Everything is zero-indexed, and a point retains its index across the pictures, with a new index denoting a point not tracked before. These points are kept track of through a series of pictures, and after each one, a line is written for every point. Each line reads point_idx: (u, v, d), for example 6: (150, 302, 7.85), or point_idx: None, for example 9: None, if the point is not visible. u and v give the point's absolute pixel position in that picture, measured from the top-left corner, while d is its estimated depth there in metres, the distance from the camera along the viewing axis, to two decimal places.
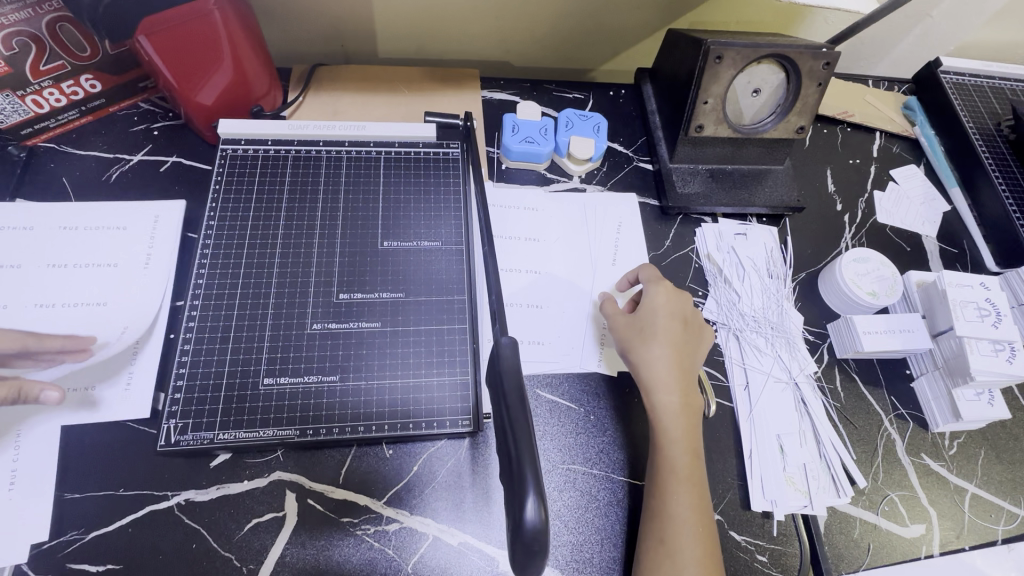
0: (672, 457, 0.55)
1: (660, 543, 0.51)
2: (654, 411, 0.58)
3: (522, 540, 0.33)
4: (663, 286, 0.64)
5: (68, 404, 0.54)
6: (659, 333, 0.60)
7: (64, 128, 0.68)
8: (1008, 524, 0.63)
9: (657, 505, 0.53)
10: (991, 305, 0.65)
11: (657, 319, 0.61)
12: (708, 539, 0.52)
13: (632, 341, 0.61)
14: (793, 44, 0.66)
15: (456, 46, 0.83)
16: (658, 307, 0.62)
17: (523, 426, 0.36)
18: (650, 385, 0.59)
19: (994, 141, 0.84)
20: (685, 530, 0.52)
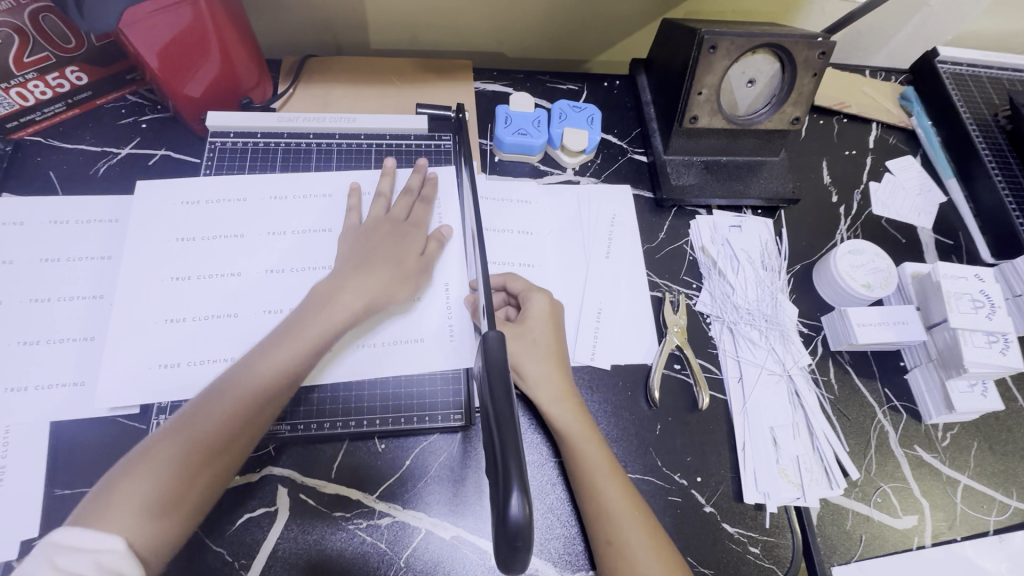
0: (581, 457, 0.54)
1: (608, 545, 0.51)
2: (552, 420, 0.56)
3: (506, 539, 0.30)
4: (533, 291, 0.61)
5: (58, 400, 0.53)
6: (540, 344, 0.59)
7: (52, 121, 0.67)
8: (999, 514, 0.63)
9: (592, 507, 0.53)
10: (986, 297, 0.65)
11: (532, 327, 0.59)
12: (649, 525, 0.52)
13: (517, 358, 0.58)
14: (788, 33, 0.65)
15: (449, 36, 0.81)
16: (535, 315, 0.60)
17: (508, 420, 0.33)
18: (542, 395, 0.57)
19: (991, 131, 0.83)
20: (623, 523, 0.51)
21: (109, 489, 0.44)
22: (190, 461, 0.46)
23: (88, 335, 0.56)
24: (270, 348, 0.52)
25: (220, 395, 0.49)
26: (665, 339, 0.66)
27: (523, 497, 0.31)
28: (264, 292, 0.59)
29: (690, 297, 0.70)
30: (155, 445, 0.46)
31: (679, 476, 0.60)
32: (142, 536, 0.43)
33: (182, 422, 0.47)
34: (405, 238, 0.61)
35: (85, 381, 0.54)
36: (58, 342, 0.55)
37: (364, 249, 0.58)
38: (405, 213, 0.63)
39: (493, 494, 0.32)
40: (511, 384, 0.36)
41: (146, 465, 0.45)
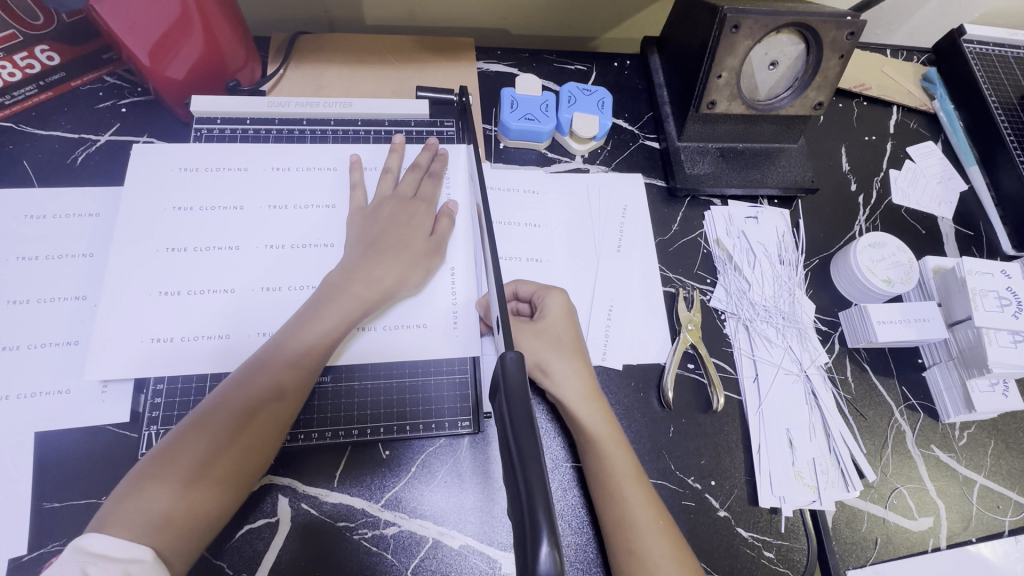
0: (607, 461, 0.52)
1: (629, 555, 0.48)
2: (581, 422, 0.54)
3: None
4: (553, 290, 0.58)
5: (42, 410, 0.50)
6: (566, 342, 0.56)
7: (23, 106, 0.62)
8: (1015, 515, 0.62)
9: (614, 514, 0.50)
10: (1012, 294, 0.63)
11: (552, 327, 0.57)
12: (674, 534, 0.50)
13: (541, 358, 0.55)
14: (816, 12, 0.61)
15: (450, 13, 0.76)
16: (553, 315, 0.57)
17: (534, 454, 0.32)
18: (569, 397, 0.54)
19: (1017, 116, 0.80)
20: (649, 532, 0.49)
21: (127, 497, 0.42)
22: (213, 460, 0.44)
23: (72, 339, 0.53)
24: (284, 341, 0.50)
25: (237, 391, 0.47)
26: (679, 338, 0.63)
27: (553, 543, 0.28)
28: (257, 294, 0.56)
29: (704, 293, 0.67)
30: (174, 448, 0.44)
31: (692, 480, 0.58)
32: (170, 542, 0.41)
33: (199, 422, 0.45)
34: (412, 218, 0.59)
35: (69, 390, 0.51)
36: (40, 347, 0.52)
37: (372, 235, 0.57)
38: (412, 189, 0.61)
39: (517, 545, 0.29)
40: (531, 405, 0.34)
41: (166, 469, 0.43)
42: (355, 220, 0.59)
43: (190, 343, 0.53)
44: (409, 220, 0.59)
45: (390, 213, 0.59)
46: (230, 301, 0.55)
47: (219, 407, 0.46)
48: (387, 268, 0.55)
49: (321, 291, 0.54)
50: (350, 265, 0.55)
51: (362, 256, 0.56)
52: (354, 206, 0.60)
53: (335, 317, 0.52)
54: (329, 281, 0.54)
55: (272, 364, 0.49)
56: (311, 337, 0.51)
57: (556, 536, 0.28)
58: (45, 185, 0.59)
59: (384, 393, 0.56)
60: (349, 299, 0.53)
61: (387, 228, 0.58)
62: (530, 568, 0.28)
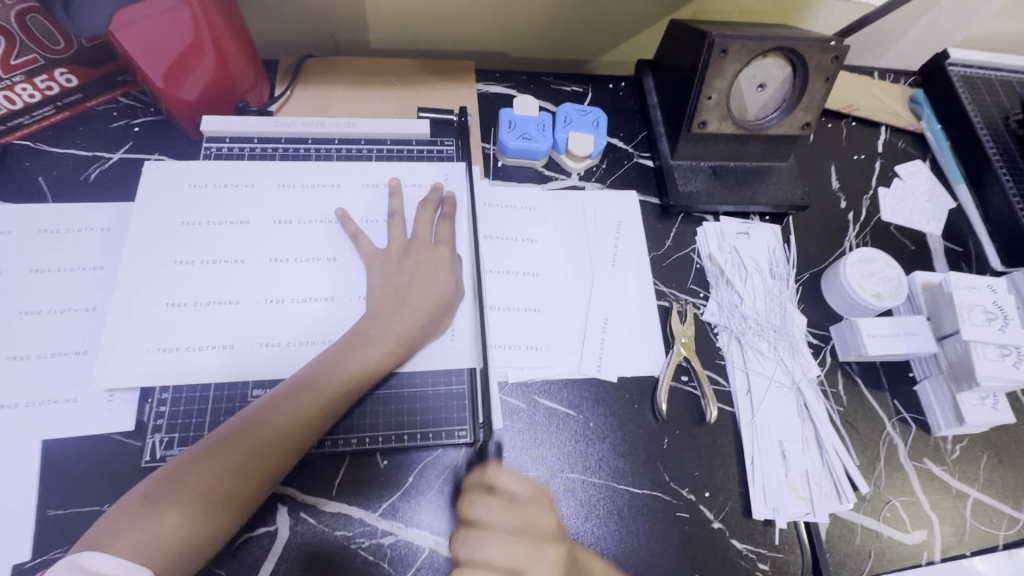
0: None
1: None
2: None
3: None
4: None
5: (50, 419, 0.51)
6: None
7: (41, 125, 0.65)
8: (1008, 528, 0.62)
9: None
10: (999, 309, 0.64)
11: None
12: None
13: None
14: (801, 37, 0.63)
15: (451, 37, 0.79)
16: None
17: None
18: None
19: (1002, 136, 0.82)
20: None
21: (143, 512, 0.44)
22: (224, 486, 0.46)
23: (81, 349, 0.54)
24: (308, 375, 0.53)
25: (259, 421, 0.49)
26: (673, 351, 0.64)
27: None
28: (261, 306, 0.57)
29: (697, 306, 0.68)
30: (190, 469, 0.47)
31: (687, 491, 0.59)
32: (168, 563, 0.43)
33: (217, 446, 0.48)
34: (432, 261, 0.60)
35: (77, 398, 0.53)
36: (51, 357, 0.53)
37: (395, 278, 0.59)
38: (429, 234, 0.62)
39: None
40: None
41: (182, 490, 0.46)
42: (371, 263, 0.60)
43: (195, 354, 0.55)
44: (431, 272, 0.59)
45: (407, 257, 0.60)
46: (234, 314, 0.57)
47: (237, 435, 0.49)
48: (415, 318, 0.57)
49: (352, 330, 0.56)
50: (377, 310, 0.56)
51: (388, 303, 0.57)
52: (365, 252, 0.61)
53: (361, 361, 0.54)
54: (361, 326, 0.56)
55: (295, 401, 0.51)
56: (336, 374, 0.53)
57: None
58: (59, 200, 0.62)
59: (385, 401, 0.57)
60: (374, 341, 0.55)
61: (411, 275, 0.59)
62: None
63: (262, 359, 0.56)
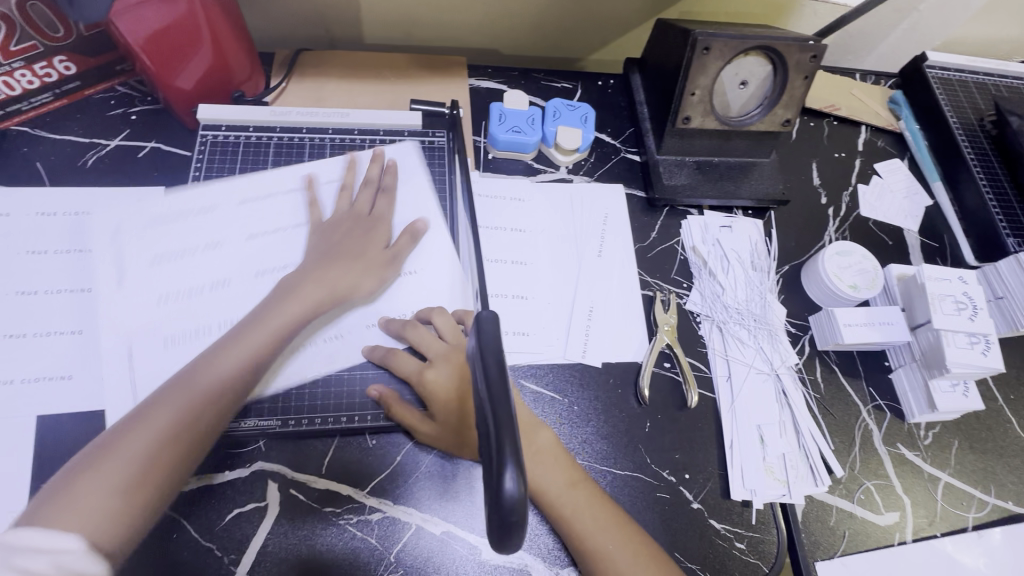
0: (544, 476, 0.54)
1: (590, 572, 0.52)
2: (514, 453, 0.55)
3: (501, 513, 0.31)
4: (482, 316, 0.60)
5: (44, 395, 0.53)
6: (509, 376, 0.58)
7: (40, 111, 0.66)
8: (978, 511, 0.65)
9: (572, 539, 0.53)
10: (969, 299, 0.66)
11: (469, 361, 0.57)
12: (642, 541, 0.53)
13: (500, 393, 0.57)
14: (780, 36, 0.66)
15: (445, 33, 0.81)
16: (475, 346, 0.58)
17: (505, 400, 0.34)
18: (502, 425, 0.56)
19: (976, 136, 0.85)
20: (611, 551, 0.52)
21: (71, 487, 0.44)
22: (160, 459, 0.46)
23: (75, 329, 0.55)
24: (216, 355, 0.53)
25: (189, 392, 0.50)
26: (655, 338, 0.66)
27: (517, 476, 0.31)
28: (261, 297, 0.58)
29: (681, 296, 0.70)
30: (119, 439, 0.47)
31: (667, 473, 0.61)
32: (113, 525, 0.44)
33: (144, 420, 0.48)
34: (370, 232, 0.62)
35: (70, 376, 0.54)
36: (45, 336, 0.55)
37: (330, 244, 0.60)
38: (368, 206, 0.63)
39: (488, 469, 0.33)
40: (503, 358, 0.37)
41: (107, 458, 0.45)
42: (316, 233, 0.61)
43: (187, 341, 0.55)
44: (365, 234, 0.61)
45: (347, 229, 0.61)
46: (228, 300, 0.57)
47: (159, 411, 0.49)
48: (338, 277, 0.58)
49: (276, 290, 0.58)
50: (304, 271, 0.58)
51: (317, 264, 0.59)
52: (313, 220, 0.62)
53: (286, 314, 0.55)
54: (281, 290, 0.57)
55: (218, 361, 0.52)
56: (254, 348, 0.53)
57: (520, 467, 0.31)
58: (57, 184, 0.63)
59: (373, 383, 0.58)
60: (299, 302, 0.56)
61: (343, 240, 0.60)
62: (497, 491, 0.31)
63: None
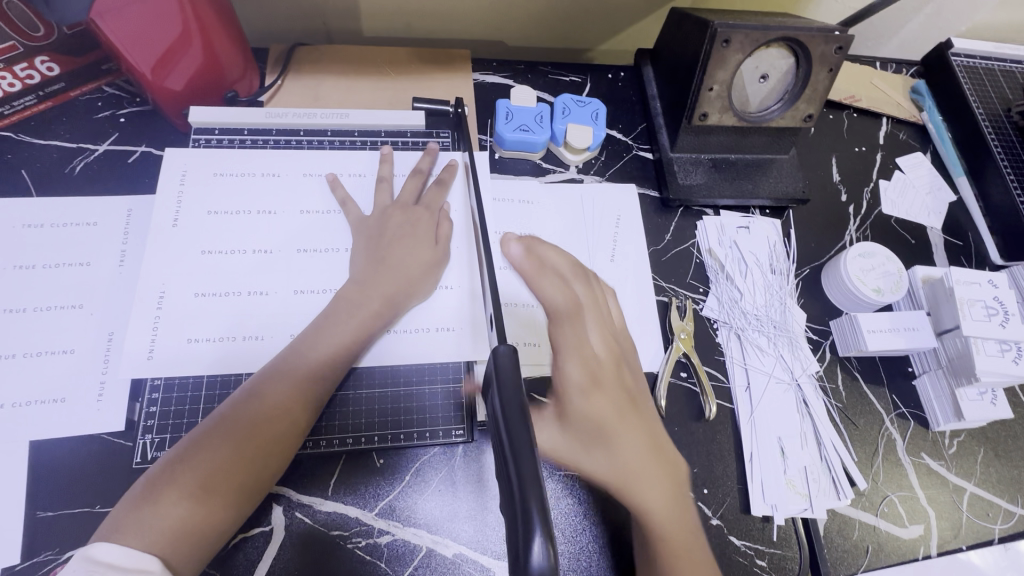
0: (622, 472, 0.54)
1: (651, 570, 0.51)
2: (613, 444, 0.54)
3: None
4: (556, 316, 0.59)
5: (34, 419, 0.50)
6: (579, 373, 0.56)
7: (22, 115, 0.63)
8: (1004, 522, 0.63)
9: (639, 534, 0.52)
10: (999, 304, 0.64)
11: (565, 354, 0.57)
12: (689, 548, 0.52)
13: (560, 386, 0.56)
14: (805, 27, 0.62)
15: (447, 25, 0.77)
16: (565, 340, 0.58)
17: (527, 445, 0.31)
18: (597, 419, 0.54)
19: (1004, 128, 0.81)
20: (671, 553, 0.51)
21: (144, 503, 0.43)
22: (241, 470, 0.46)
23: (67, 348, 0.53)
24: (290, 360, 0.51)
25: (262, 404, 0.49)
26: (671, 346, 0.64)
27: (547, 538, 0.28)
28: (292, 298, 0.57)
29: (697, 302, 0.68)
30: (195, 450, 0.46)
31: None
32: (184, 546, 0.43)
33: (216, 431, 0.47)
34: (416, 228, 0.60)
35: (64, 398, 0.51)
36: (37, 356, 0.52)
37: (378, 246, 0.59)
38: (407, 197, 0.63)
39: (511, 530, 0.29)
40: (523, 394, 0.35)
41: (187, 469, 0.45)
42: (357, 232, 0.60)
43: (219, 342, 0.54)
44: (414, 232, 0.60)
45: (396, 223, 0.60)
46: (263, 303, 0.56)
47: (234, 424, 0.47)
48: (399, 279, 0.57)
49: (335, 300, 0.56)
50: (362, 277, 0.57)
51: (370, 267, 0.57)
52: (351, 218, 0.61)
53: (344, 334, 0.53)
54: (343, 294, 0.56)
55: (289, 378, 0.50)
56: (328, 355, 0.52)
57: (549, 530, 0.28)
58: (44, 194, 0.60)
59: (380, 402, 0.56)
60: (360, 316, 0.54)
61: (393, 240, 0.59)
62: (522, 561, 0.27)
63: (255, 353, 0.55)
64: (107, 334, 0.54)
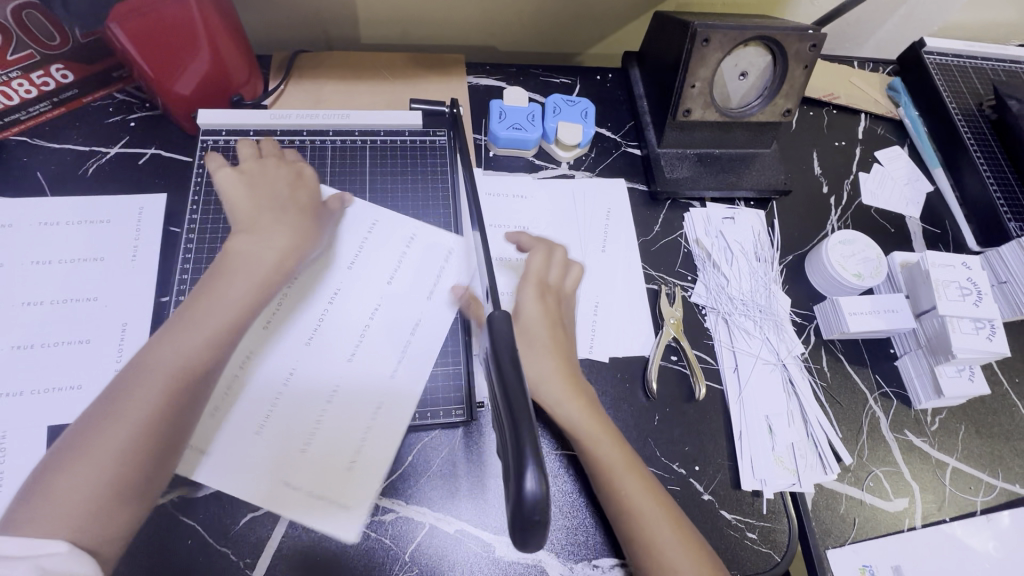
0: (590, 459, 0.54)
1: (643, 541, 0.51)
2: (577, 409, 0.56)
3: (522, 512, 0.32)
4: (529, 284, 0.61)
5: (53, 405, 0.52)
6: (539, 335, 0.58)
7: (37, 121, 0.66)
8: (986, 495, 0.65)
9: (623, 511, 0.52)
10: (973, 285, 0.67)
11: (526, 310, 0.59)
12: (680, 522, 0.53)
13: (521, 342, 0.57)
14: (779, 26, 0.66)
15: (442, 31, 0.81)
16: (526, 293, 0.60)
17: (518, 395, 0.35)
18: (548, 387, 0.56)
19: (976, 121, 0.84)
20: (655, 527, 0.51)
21: (47, 495, 0.43)
22: (128, 459, 0.45)
23: (82, 339, 0.55)
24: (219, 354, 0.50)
25: (128, 395, 0.47)
26: (662, 331, 0.66)
27: (538, 471, 0.32)
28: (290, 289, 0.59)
29: (685, 289, 0.71)
30: (87, 442, 0.45)
31: (677, 465, 0.61)
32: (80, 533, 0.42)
33: (111, 419, 0.46)
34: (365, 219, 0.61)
35: (80, 386, 0.54)
36: (53, 346, 0.54)
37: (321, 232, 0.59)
38: (388, 200, 0.65)
39: (510, 473, 0.34)
40: (517, 355, 0.38)
41: (84, 462, 0.44)
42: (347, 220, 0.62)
43: None
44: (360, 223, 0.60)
45: (341, 214, 0.60)
46: None
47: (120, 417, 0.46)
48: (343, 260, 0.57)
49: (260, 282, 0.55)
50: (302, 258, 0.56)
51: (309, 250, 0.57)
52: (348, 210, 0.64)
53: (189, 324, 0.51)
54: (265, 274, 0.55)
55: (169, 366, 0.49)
56: (193, 347, 0.50)
57: (541, 465, 0.32)
58: (58, 194, 0.63)
59: None
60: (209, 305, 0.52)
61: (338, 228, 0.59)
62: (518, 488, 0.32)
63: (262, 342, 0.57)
64: (120, 325, 0.57)
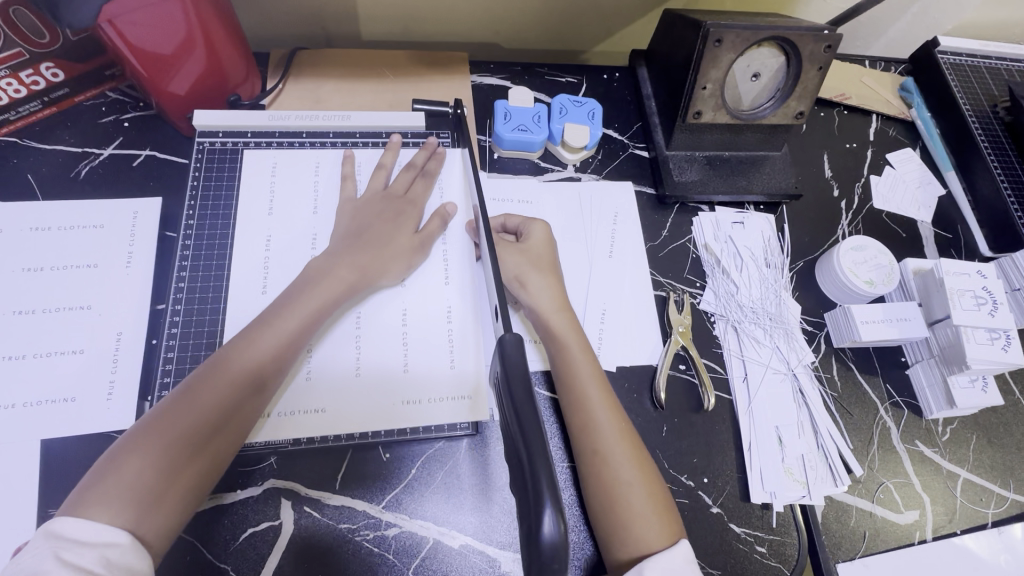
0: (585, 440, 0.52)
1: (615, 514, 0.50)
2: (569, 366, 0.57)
3: (540, 556, 0.30)
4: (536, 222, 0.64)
5: (46, 418, 0.51)
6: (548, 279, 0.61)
7: (28, 121, 0.63)
8: (997, 507, 0.64)
9: (605, 501, 0.51)
10: (988, 294, 0.66)
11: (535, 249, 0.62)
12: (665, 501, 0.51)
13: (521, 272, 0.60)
14: (794, 27, 0.63)
15: (445, 28, 0.79)
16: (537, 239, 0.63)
17: (534, 430, 0.33)
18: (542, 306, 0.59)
19: (990, 123, 0.83)
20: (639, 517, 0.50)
21: (111, 470, 0.42)
22: (207, 444, 0.46)
23: (77, 348, 0.54)
24: (236, 353, 0.50)
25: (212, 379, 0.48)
26: (670, 340, 0.65)
27: (555, 511, 0.30)
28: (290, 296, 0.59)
29: (694, 296, 0.69)
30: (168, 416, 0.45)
31: (685, 477, 0.60)
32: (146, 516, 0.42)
33: (189, 397, 0.47)
34: (397, 215, 0.62)
35: (75, 397, 0.52)
36: (45, 356, 0.53)
37: (360, 226, 0.60)
38: (403, 189, 0.64)
39: (526, 512, 0.32)
40: (531, 387, 0.36)
41: (157, 439, 0.44)
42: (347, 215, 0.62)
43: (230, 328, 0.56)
44: (395, 220, 0.61)
45: (376, 210, 0.62)
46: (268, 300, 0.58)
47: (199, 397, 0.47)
48: (370, 254, 0.58)
49: (306, 274, 0.56)
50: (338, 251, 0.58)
51: (345, 246, 0.59)
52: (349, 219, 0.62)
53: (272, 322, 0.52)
54: (315, 267, 0.57)
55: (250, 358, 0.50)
56: (276, 345, 0.51)
57: (559, 505, 0.31)
58: (50, 197, 0.61)
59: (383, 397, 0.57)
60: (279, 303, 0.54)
61: (374, 222, 0.61)
62: (534, 532, 0.30)
63: None
64: (114, 334, 0.55)
